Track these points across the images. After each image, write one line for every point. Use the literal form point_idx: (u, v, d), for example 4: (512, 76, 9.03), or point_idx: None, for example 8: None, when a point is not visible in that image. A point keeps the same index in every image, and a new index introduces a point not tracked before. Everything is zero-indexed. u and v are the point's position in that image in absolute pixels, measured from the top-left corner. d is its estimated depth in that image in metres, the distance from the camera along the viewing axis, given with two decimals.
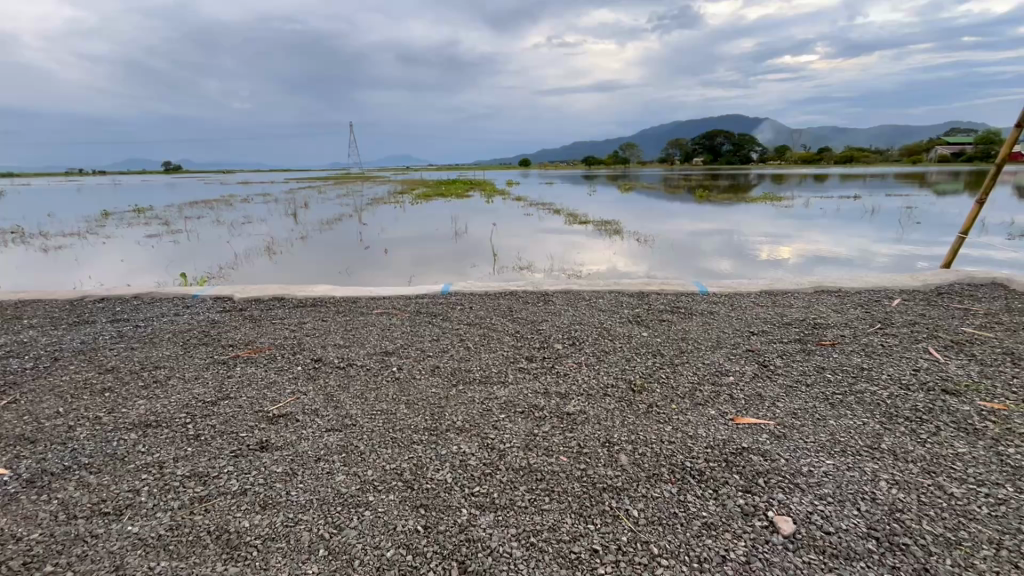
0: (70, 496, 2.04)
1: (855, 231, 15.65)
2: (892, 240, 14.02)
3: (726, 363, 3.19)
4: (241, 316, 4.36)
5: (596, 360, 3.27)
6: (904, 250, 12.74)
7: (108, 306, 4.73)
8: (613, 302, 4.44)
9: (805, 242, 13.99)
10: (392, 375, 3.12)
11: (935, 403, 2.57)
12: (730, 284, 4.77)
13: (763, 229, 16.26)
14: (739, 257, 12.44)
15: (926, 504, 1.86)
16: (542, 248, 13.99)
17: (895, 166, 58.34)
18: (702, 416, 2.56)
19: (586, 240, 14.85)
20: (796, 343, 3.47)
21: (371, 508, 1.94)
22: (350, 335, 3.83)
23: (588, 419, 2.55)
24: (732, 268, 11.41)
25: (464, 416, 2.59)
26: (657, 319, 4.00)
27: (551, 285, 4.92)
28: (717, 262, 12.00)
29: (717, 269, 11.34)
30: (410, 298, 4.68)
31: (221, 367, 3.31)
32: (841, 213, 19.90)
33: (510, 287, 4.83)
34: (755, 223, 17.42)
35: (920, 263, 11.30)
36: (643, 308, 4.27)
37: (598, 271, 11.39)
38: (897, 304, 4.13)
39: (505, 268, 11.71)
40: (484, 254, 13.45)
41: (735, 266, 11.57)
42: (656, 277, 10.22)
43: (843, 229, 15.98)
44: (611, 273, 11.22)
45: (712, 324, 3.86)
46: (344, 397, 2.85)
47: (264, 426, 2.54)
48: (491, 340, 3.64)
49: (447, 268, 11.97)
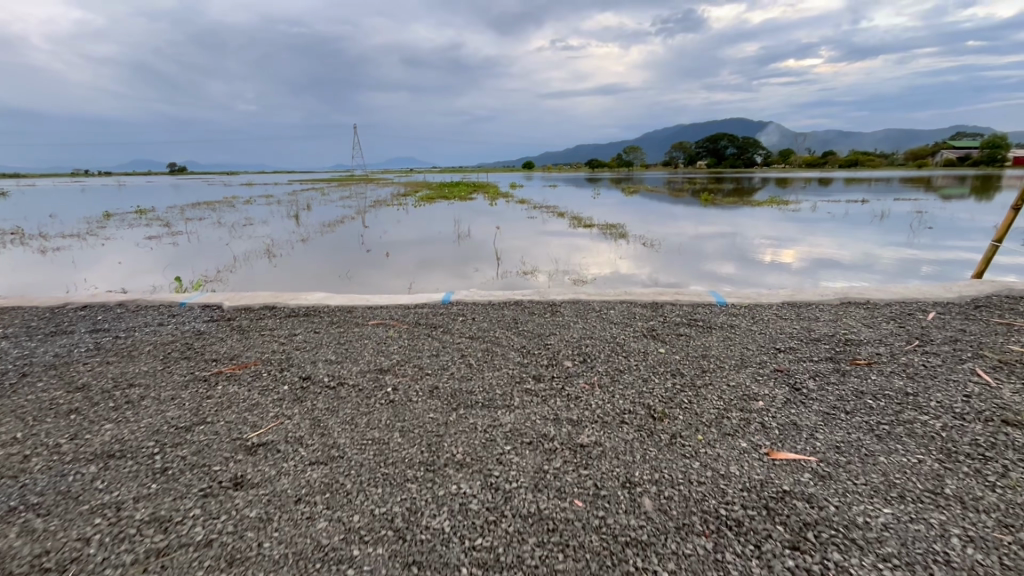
0: (9, 546, 1.76)
1: (858, 235, 15.43)
2: (904, 244, 13.65)
3: (753, 385, 2.90)
4: (229, 327, 4.09)
5: (610, 380, 2.99)
6: (916, 255, 12.39)
7: (90, 313, 4.47)
8: (626, 313, 4.16)
9: (814, 246, 13.63)
10: (386, 397, 2.84)
11: (997, 438, 2.27)
12: (749, 295, 4.48)
13: (767, 232, 16.02)
14: (746, 260, 12.13)
15: (1012, 569, 1.57)
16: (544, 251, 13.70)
17: (901, 170, 57.80)
18: (733, 449, 2.28)
19: (589, 244, 14.57)
20: (827, 362, 3.17)
21: (355, 565, 1.65)
22: (343, 349, 3.55)
23: (605, 452, 2.27)
24: (734, 272, 11.12)
25: (464, 447, 2.32)
26: (674, 333, 3.71)
27: (559, 294, 4.64)
28: (718, 266, 11.70)
29: (722, 273, 11.03)
30: (408, 308, 4.41)
31: (201, 385, 3.04)
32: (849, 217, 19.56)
33: (516, 297, 4.55)
34: (762, 227, 17.08)
35: (933, 269, 10.95)
36: (658, 321, 3.99)
37: (602, 274, 11.11)
38: (932, 319, 3.83)
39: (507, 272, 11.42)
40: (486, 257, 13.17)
41: (738, 270, 11.26)
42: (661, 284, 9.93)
43: (852, 233, 15.62)
44: (613, 276, 10.93)
45: (734, 340, 3.57)
46: (333, 423, 2.57)
47: (240, 457, 2.27)
48: (495, 356, 3.36)
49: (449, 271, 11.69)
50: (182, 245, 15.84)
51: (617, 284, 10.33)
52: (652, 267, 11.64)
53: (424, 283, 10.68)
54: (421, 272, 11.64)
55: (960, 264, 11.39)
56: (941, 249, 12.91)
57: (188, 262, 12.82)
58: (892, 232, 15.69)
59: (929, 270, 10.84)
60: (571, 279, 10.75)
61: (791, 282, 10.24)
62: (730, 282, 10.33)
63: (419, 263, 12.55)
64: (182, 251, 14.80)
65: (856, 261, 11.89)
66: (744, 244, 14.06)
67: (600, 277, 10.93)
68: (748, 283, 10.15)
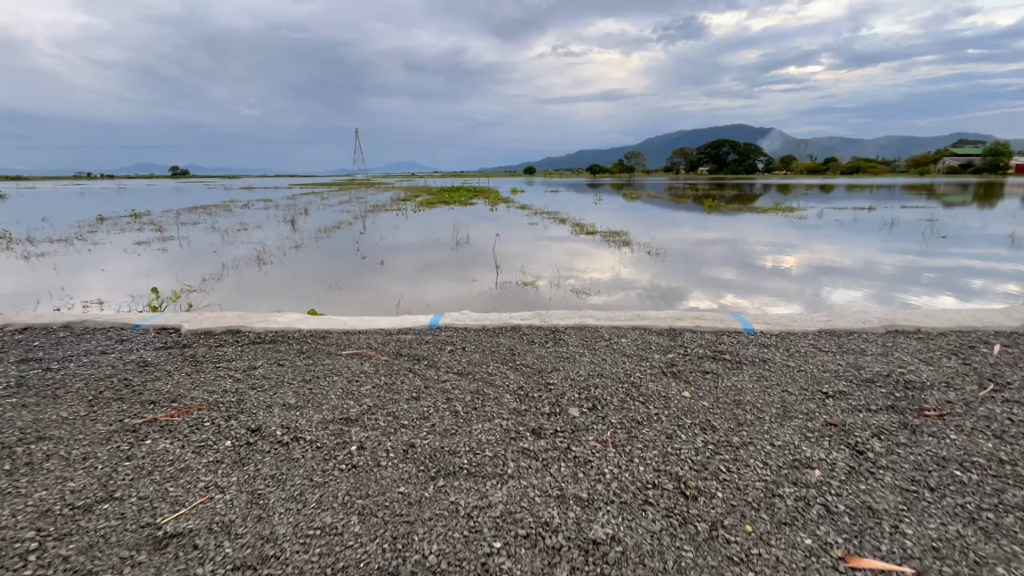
0: None
1: (856, 240, 15.02)
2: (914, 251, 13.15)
3: (805, 447, 2.33)
4: (180, 357, 3.53)
5: (627, 437, 2.44)
6: (927, 261, 11.89)
7: (28, 338, 3.93)
8: (639, 342, 3.61)
9: (819, 251, 13.15)
10: (347, 460, 2.28)
11: None
12: (779, 320, 3.94)
13: (763, 237, 15.56)
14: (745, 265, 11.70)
15: None
16: (542, 256, 13.21)
17: (904, 177, 57.38)
18: (796, 550, 1.72)
19: (588, 249, 14.05)
20: (890, 413, 2.61)
21: None
22: (306, 389, 2.99)
23: (626, 555, 1.71)
24: (736, 278, 10.60)
25: (441, 544, 1.76)
26: (698, 371, 3.15)
27: (562, 317, 4.09)
28: (719, 271, 11.20)
29: (723, 278, 10.57)
30: (391, 334, 3.87)
31: (125, 440, 2.47)
32: (856, 225, 19.06)
33: (513, 320, 4.01)
34: (766, 232, 16.59)
35: (948, 277, 10.40)
36: (678, 353, 3.42)
37: (600, 280, 10.61)
38: (999, 353, 3.27)
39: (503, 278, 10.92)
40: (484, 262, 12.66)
41: (738, 275, 10.76)
42: (661, 293, 9.48)
43: (860, 240, 15.13)
44: (614, 282, 10.40)
45: (771, 380, 3.00)
46: (276, 499, 2.02)
47: (143, 558, 1.71)
48: (486, 402, 2.79)
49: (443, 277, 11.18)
50: (170, 252, 15.28)
51: (616, 291, 9.79)
52: (651, 273, 11.11)
53: (419, 291, 10.03)
54: (415, 279, 11.02)
55: (967, 271, 10.89)
56: (949, 257, 12.42)
57: (172, 271, 12.24)
58: (895, 239, 15.25)
59: (938, 277, 10.39)
60: (559, 287, 10.14)
61: (791, 288, 9.74)
62: (730, 288, 9.82)
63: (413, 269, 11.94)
64: (169, 258, 14.24)
65: (858, 266, 11.40)
66: (745, 249, 13.58)
67: (589, 282, 10.42)
68: (749, 290, 9.62)
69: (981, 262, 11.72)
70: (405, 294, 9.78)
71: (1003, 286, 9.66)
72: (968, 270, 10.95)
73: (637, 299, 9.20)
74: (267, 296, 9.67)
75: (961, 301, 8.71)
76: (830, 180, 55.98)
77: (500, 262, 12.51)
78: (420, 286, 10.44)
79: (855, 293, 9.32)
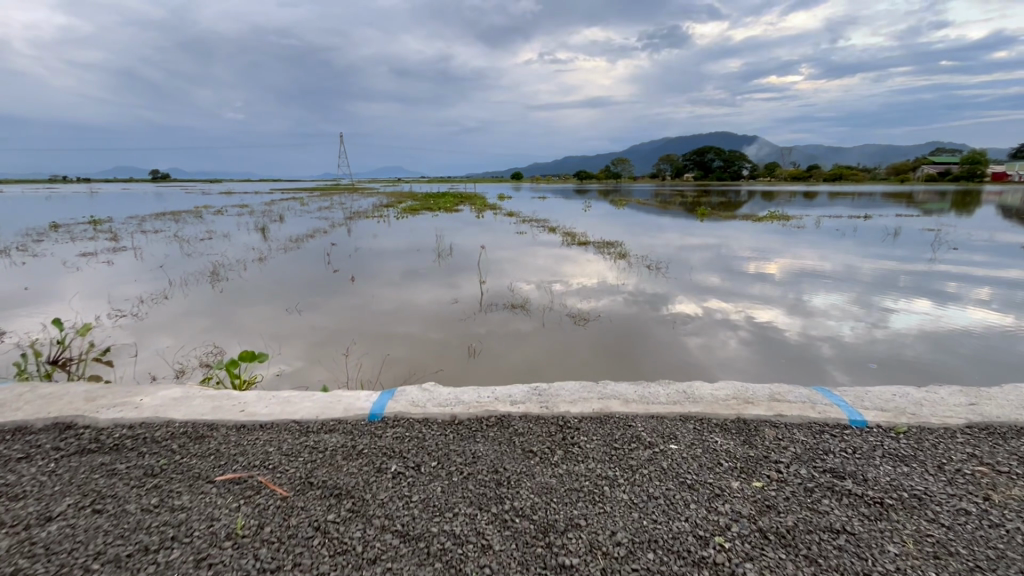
0: None
1: (839, 246, 14.07)
2: (907, 257, 12.19)
3: None
4: None
5: None
6: (925, 267, 10.87)
7: None
8: (699, 455, 2.27)
9: (806, 257, 12.14)
10: None
11: None
12: (894, 404, 2.64)
13: (746, 243, 14.56)
14: (727, 269, 10.60)
15: None
16: (522, 262, 11.89)
17: (884, 185, 57.72)
18: None
19: (575, 256, 12.75)
20: None
21: None
22: None
23: None
24: (719, 282, 9.47)
25: None
26: (825, 533, 1.79)
27: (569, 400, 2.73)
28: (701, 276, 9.96)
29: (704, 281, 9.44)
30: (308, 435, 2.47)
31: None
32: (848, 232, 18.23)
33: (497, 409, 2.64)
34: (757, 239, 15.58)
35: (941, 282, 9.37)
36: (771, 484, 2.07)
37: (585, 286, 9.36)
38: None
39: (488, 284, 9.55)
40: (468, 268, 11.29)
41: (723, 280, 9.58)
42: (643, 298, 8.31)
43: (852, 246, 14.16)
44: (602, 288, 9.13)
45: (966, 563, 1.65)
46: None
47: None
48: None
49: (420, 284, 9.76)
50: (119, 265, 13.66)
51: (601, 297, 8.50)
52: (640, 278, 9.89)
53: (396, 299, 8.60)
54: (392, 287, 9.55)
55: (939, 275, 10.04)
56: (939, 263, 11.38)
57: (109, 288, 10.70)
58: (887, 245, 14.28)
59: (910, 281, 9.41)
60: (546, 306, 7.91)
61: (772, 292, 8.58)
62: (719, 293, 8.62)
63: (387, 279, 10.39)
64: (109, 273, 12.64)
65: (843, 271, 10.37)
66: (727, 255, 12.40)
67: (569, 288, 9.14)
68: (731, 294, 8.52)
69: (972, 269, 10.66)
70: (372, 309, 8.08)
71: (978, 291, 8.73)
72: (939, 274, 10.08)
73: (623, 304, 7.94)
74: (211, 313, 8.08)
75: (941, 307, 7.76)
76: (809, 186, 56.21)
77: (484, 269, 11.07)
78: (395, 295, 8.95)
79: (835, 296, 8.29)
